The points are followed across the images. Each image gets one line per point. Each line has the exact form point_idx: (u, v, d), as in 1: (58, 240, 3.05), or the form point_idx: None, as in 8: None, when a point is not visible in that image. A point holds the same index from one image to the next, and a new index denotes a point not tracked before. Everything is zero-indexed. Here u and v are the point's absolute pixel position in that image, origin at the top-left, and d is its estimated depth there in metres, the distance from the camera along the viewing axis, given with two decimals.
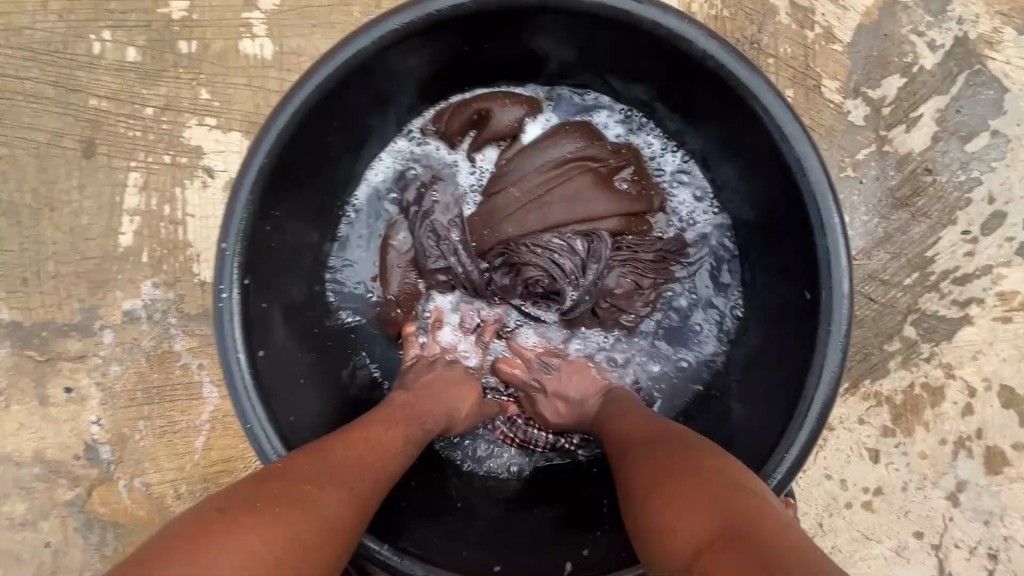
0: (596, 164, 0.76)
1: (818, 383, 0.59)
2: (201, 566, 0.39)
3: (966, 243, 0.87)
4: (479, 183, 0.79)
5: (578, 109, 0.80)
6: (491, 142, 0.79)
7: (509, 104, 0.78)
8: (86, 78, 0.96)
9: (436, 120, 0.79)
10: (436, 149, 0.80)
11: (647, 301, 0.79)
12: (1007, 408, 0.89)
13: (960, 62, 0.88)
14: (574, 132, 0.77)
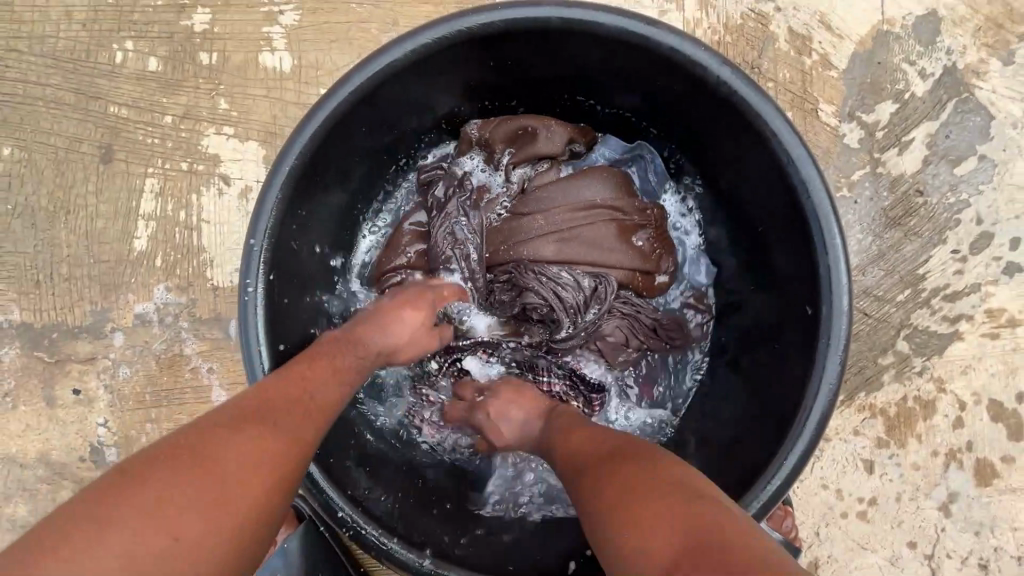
0: (621, 216, 0.79)
1: (821, 394, 0.61)
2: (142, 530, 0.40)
3: (955, 261, 0.91)
4: (509, 193, 0.80)
5: (621, 158, 0.85)
6: (527, 163, 0.81)
7: (557, 131, 0.81)
8: (108, 85, 0.98)
9: (483, 127, 0.81)
10: (474, 158, 0.82)
11: (627, 359, 0.82)
12: (996, 421, 0.92)
13: (949, 90, 0.92)
14: (613, 181, 0.80)
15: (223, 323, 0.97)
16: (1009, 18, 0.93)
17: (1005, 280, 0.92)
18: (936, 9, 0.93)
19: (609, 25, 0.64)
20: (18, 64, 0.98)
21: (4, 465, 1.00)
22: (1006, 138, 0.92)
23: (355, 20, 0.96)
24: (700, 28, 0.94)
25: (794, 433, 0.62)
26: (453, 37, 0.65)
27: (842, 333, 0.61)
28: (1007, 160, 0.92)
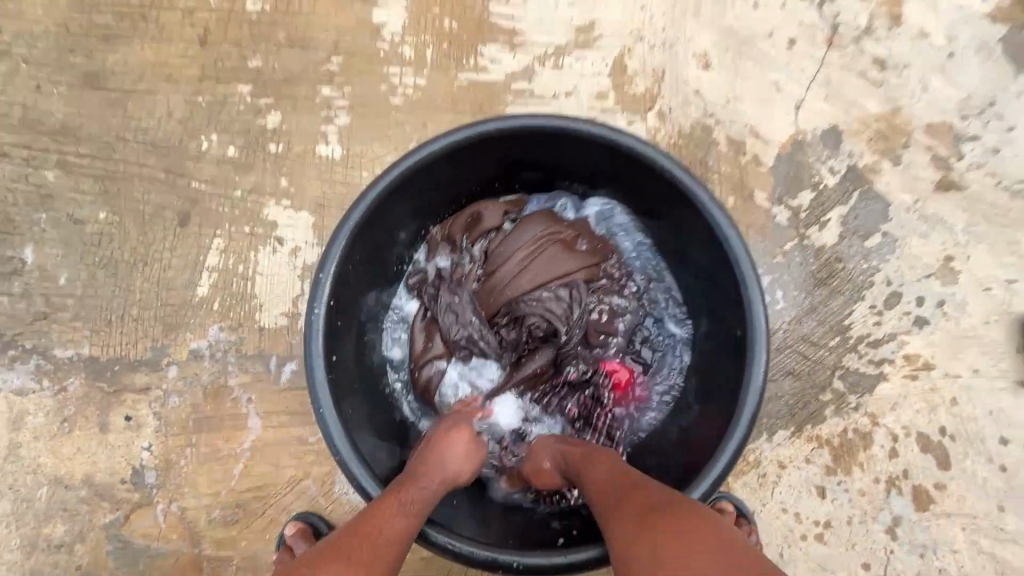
0: (561, 237, 0.99)
1: (750, 399, 0.77)
2: None
3: (874, 315, 1.12)
4: (479, 264, 1.00)
5: (550, 200, 1.06)
6: (483, 237, 1.02)
7: (491, 207, 1.02)
8: (193, 166, 1.23)
9: (441, 229, 1.03)
10: (443, 252, 1.03)
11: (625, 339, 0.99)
12: (926, 452, 1.07)
13: (854, 183, 1.19)
14: (538, 218, 1.00)
15: (264, 358, 1.13)
16: (893, 132, 1.22)
17: (916, 330, 1.12)
18: (837, 125, 1.22)
19: (584, 131, 0.87)
20: (123, 149, 1.24)
21: (50, 486, 1.10)
22: (902, 219, 1.17)
23: (394, 124, 1.24)
24: (658, 135, 1.23)
25: (731, 431, 0.77)
26: (472, 138, 0.88)
27: (763, 355, 0.78)
28: (905, 236, 1.16)
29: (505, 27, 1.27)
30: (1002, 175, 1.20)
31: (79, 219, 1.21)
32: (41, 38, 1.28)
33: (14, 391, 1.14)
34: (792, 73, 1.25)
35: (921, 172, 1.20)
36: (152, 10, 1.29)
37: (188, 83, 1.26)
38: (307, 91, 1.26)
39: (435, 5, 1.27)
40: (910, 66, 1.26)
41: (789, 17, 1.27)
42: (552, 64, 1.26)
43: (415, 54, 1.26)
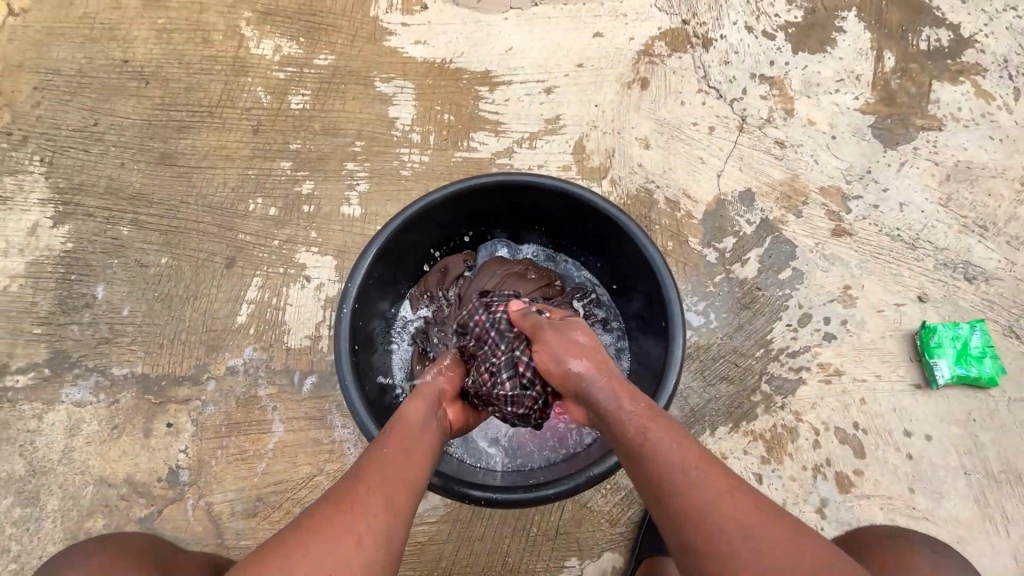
0: (515, 270, 1.28)
1: (671, 372, 1.05)
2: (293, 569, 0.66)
3: (790, 331, 1.38)
4: (456, 303, 1.28)
5: (504, 246, 1.37)
6: (457, 284, 1.31)
7: (459, 261, 1.32)
8: (240, 221, 1.53)
9: (421, 286, 1.31)
10: (425, 302, 1.31)
11: None
12: (844, 443, 1.28)
13: (767, 230, 1.50)
14: (494, 263, 1.30)
15: (289, 373, 1.36)
16: (794, 192, 1.56)
17: (826, 344, 1.37)
18: (750, 188, 1.56)
19: (545, 184, 1.17)
20: (185, 210, 1.55)
21: (95, 485, 1.27)
22: (807, 258, 1.47)
23: (403, 190, 1.58)
24: (611, 197, 1.57)
25: (660, 396, 1.04)
26: (461, 191, 1.17)
27: (680, 341, 1.06)
28: (810, 270, 1.46)
29: (491, 119, 1.65)
30: (882, 224, 1.52)
31: (144, 264, 1.49)
32: (129, 129, 1.65)
33: (73, 403, 1.34)
34: (713, 151, 1.62)
35: (819, 222, 1.52)
36: (218, 108, 1.67)
37: (241, 160, 1.61)
38: (335, 166, 1.60)
39: (437, 104, 1.66)
40: (804, 144, 1.63)
41: (708, 111, 1.66)
42: (527, 145, 1.62)
43: (421, 139, 1.63)
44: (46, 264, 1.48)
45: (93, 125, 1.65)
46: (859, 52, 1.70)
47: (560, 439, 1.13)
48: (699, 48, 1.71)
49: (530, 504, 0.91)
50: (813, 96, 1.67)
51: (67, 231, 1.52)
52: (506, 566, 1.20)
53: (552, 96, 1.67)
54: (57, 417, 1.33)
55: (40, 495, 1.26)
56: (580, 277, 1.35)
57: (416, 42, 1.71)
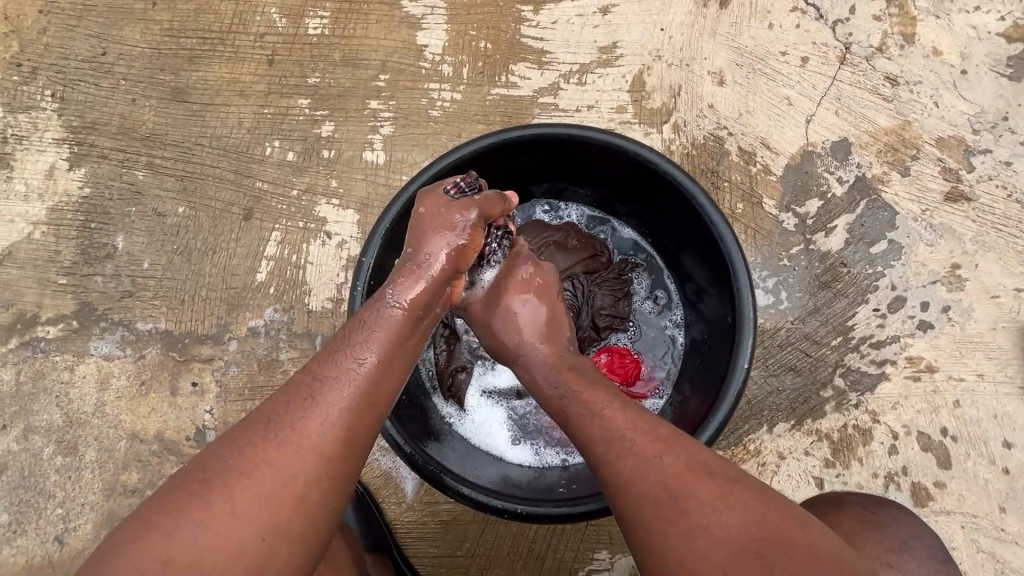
0: (555, 240, 1.11)
1: (736, 378, 0.87)
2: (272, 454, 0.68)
3: (877, 317, 1.17)
4: None
5: (545, 208, 1.19)
6: None
7: None
8: (257, 168, 1.41)
9: None
10: None
11: (625, 317, 1.11)
12: (926, 451, 1.11)
13: (861, 192, 1.25)
14: (531, 229, 1.12)
15: (312, 337, 1.29)
16: (903, 144, 1.27)
17: (919, 334, 1.16)
18: (847, 137, 1.29)
19: (595, 139, 0.97)
20: (200, 153, 1.43)
21: (128, 440, 1.29)
22: (908, 228, 1.22)
23: (431, 134, 1.39)
24: (673, 145, 1.32)
25: (720, 403, 0.87)
26: (496, 145, 1.00)
27: (749, 340, 0.88)
28: (911, 243, 1.21)
29: (534, 47, 1.40)
30: (1012, 188, 1.23)
31: (162, 213, 1.41)
32: (139, 58, 1.50)
33: (102, 356, 1.33)
34: (803, 88, 1.32)
35: (930, 183, 1.25)
36: (229, 35, 1.49)
37: (256, 97, 1.45)
38: (357, 104, 1.42)
39: (473, 28, 1.42)
40: (921, 81, 1.31)
41: (803, 36, 1.35)
42: (576, 80, 1.38)
43: (453, 72, 1.41)
44: (67, 211, 1.42)
45: (101, 55, 1.51)
46: None
47: None
48: None
49: (561, 519, 0.84)
50: (943, 16, 1.32)
51: (84, 175, 1.44)
52: (532, 552, 1.14)
53: (609, 17, 1.39)
54: (88, 370, 1.32)
55: (78, 446, 1.29)
56: (630, 247, 1.16)
57: None
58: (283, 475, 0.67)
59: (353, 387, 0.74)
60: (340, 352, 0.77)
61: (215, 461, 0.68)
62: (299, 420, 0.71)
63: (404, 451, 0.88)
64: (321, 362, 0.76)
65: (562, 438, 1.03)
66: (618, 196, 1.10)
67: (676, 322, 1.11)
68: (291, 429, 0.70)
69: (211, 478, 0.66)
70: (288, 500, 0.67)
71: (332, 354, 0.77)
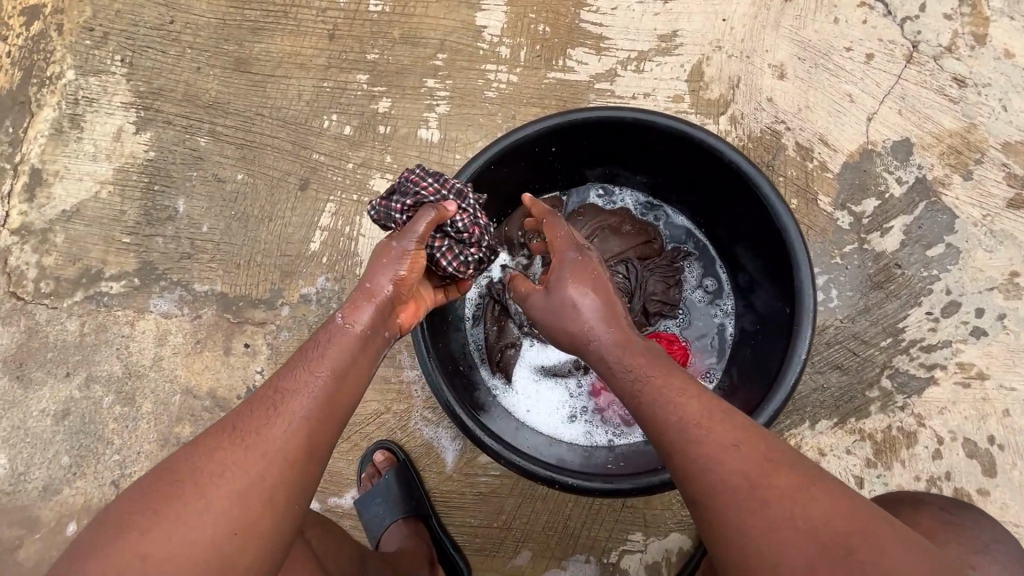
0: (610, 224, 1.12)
1: (792, 369, 0.87)
2: (221, 472, 0.66)
3: (930, 321, 1.16)
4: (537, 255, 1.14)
5: (598, 192, 1.19)
6: None
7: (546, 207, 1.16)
8: (315, 140, 1.44)
9: (499, 228, 1.17)
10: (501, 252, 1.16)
11: (676, 305, 1.11)
12: (971, 458, 1.10)
13: (920, 194, 1.23)
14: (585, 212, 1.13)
15: None
16: (968, 148, 1.25)
17: (972, 340, 1.15)
18: (909, 137, 1.26)
19: (661, 125, 0.98)
20: (260, 122, 1.47)
21: (183, 395, 1.34)
22: (967, 233, 1.20)
23: (486, 115, 1.41)
24: (729, 137, 1.32)
25: (774, 393, 0.88)
26: (561, 126, 1.01)
27: (808, 332, 0.88)
28: (969, 248, 1.19)
29: (593, 32, 1.40)
30: None
31: (221, 179, 1.45)
32: (204, 28, 1.54)
33: (161, 314, 1.39)
34: (866, 86, 1.30)
35: (993, 188, 1.22)
36: (293, 8, 1.52)
37: (316, 70, 1.48)
38: (414, 82, 1.44)
39: (532, 11, 1.42)
40: (991, 83, 1.27)
41: (869, 32, 1.32)
42: (633, 68, 1.38)
43: (510, 54, 1.42)
44: (132, 172, 1.48)
45: (169, 23, 1.55)
46: None
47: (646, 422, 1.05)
48: None
49: (611, 494, 0.85)
50: (1019, 18, 1.29)
51: (149, 139, 1.50)
52: (567, 529, 1.16)
53: (670, 5, 1.39)
54: (148, 326, 1.38)
55: (136, 397, 1.36)
56: (683, 236, 1.16)
57: None
58: (248, 482, 0.66)
59: (312, 395, 0.73)
60: (302, 361, 0.76)
61: (175, 476, 0.66)
62: (254, 436, 0.69)
63: (459, 418, 0.91)
64: (278, 378, 0.75)
65: (609, 420, 1.06)
66: (676, 184, 1.11)
67: (726, 313, 1.11)
68: (258, 435, 0.69)
69: (183, 483, 0.65)
70: (256, 504, 0.65)
71: (294, 363, 0.76)
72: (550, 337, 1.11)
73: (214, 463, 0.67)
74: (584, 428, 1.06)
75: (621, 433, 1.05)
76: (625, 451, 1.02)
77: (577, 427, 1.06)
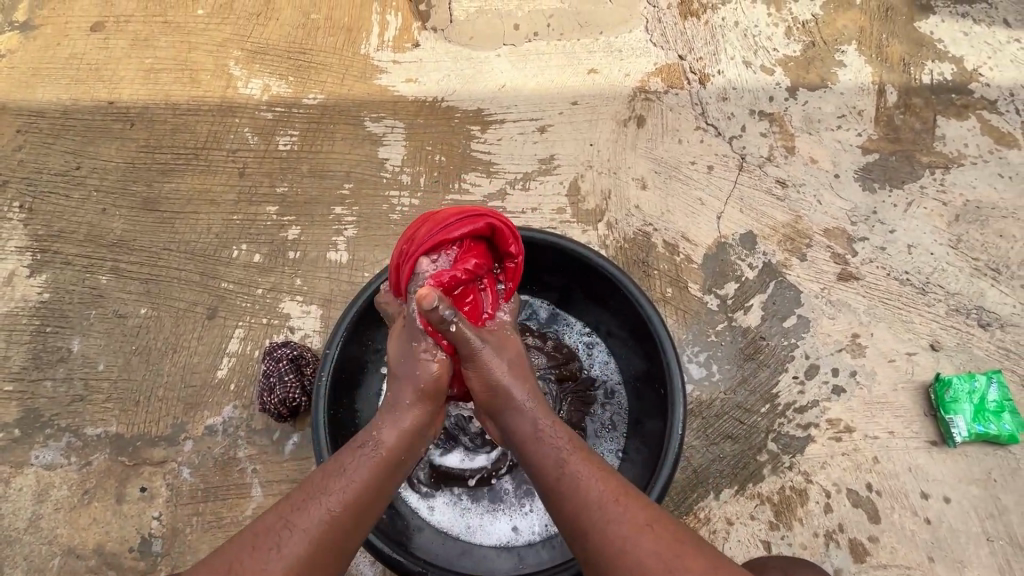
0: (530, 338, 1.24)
1: (673, 442, 0.99)
2: (298, 522, 0.74)
3: (797, 384, 1.32)
4: None
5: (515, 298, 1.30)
6: None
7: None
8: (223, 269, 1.48)
9: None
10: None
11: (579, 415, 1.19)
12: (857, 507, 1.22)
13: (770, 276, 1.44)
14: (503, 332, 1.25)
15: (270, 431, 1.29)
16: (798, 235, 1.50)
17: (835, 398, 1.30)
18: (752, 230, 1.51)
19: (536, 239, 1.13)
20: (168, 257, 1.50)
21: (64, 556, 1.21)
22: (812, 304, 1.41)
23: (392, 236, 1.52)
24: (607, 239, 1.51)
25: (661, 468, 0.99)
26: None
27: (681, 409, 1.01)
28: (816, 317, 1.39)
29: (484, 159, 1.60)
30: (890, 267, 1.46)
31: (122, 314, 1.43)
32: (112, 172, 1.61)
33: (44, 466, 1.28)
34: (712, 191, 1.56)
35: (824, 265, 1.46)
36: (203, 151, 1.63)
37: (226, 204, 1.56)
38: (322, 211, 1.55)
39: (429, 144, 1.62)
40: (806, 183, 1.57)
41: (707, 149, 1.61)
42: (521, 187, 1.57)
43: (411, 180, 1.58)
44: (22, 316, 1.44)
45: (74, 169, 1.61)
46: (860, 89, 1.67)
47: (532, 531, 1.09)
48: (696, 84, 1.67)
49: None
50: (815, 133, 1.62)
51: (44, 281, 1.48)
52: None
53: (546, 134, 1.63)
54: (26, 482, 1.27)
55: (6, 566, 1.21)
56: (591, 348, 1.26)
57: (406, 80, 1.68)
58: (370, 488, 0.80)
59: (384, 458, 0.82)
60: (315, 498, 0.76)
61: (278, 513, 0.75)
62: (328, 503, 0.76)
63: (368, 539, 0.95)
64: (348, 456, 0.82)
65: (496, 526, 1.10)
66: (565, 286, 1.23)
67: (623, 435, 1.20)
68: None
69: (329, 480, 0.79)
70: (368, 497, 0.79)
71: (306, 501, 0.76)
72: (462, 444, 1.17)
73: (287, 521, 0.74)
74: (473, 530, 1.10)
75: (503, 536, 1.09)
76: (509, 551, 1.08)
77: (469, 530, 1.10)
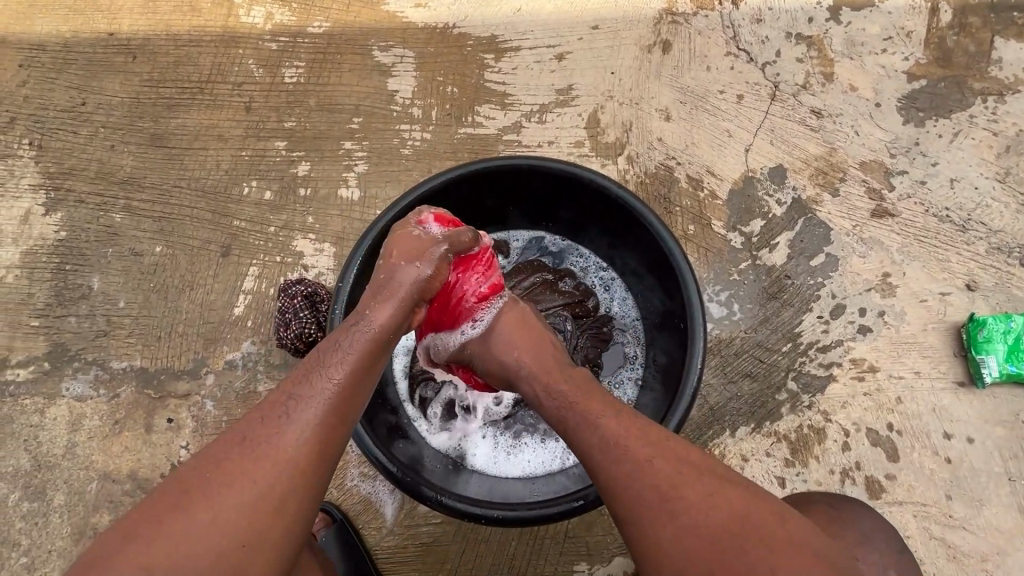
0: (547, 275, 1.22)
1: (691, 376, 0.97)
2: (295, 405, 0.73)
3: (822, 323, 1.28)
4: None
5: (531, 235, 1.27)
6: None
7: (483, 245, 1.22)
8: (235, 207, 1.46)
9: None
10: None
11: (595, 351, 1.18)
12: (876, 446, 1.20)
13: (798, 212, 1.37)
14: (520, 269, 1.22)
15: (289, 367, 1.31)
16: (831, 168, 1.41)
17: (860, 338, 1.27)
18: (783, 163, 1.42)
19: (552, 168, 1.06)
20: (180, 194, 1.48)
21: (100, 481, 1.28)
22: (842, 242, 1.34)
23: (404, 172, 1.48)
24: (628, 174, 1.44)
25: (678, 401, 0.97)
26: (463, 176, 1.07)
27: (700, 344, 0.98)
28: (845, 256, 1.33)
29: (498, 90, 1.52)
30: (929, 203, 1.38)
31: (139, 252, 1.44)
32: (118, 108, 1.57)
33: (75, 397, 1.33)
34: (741, 122, 1.46)
35: (858, 201, 1.38)
36: (208, 84, 1.57)
37: (233, 141, 1.52)
38: (331, 146, 1.50)
39: (440, 75, 1.53)
40: (843, 113, 1.46)
41: (737, 76, 1.50)
42: (537, 119, 1.49)
43: (422, 114, 1.51)
44: (41, 254, 1.45)
45: (80, 105, 1.57)
46: (911, 6, 1.52)
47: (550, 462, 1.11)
48: (729, 3, 1.53)
49: (542, 521, 0.92)
50: (857, 57, 1.50)
51: (59, 219, 1.48)
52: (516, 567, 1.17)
53: (564, 62, 1.53)
54: (59, 412, 1.32)
55: (47, 489, 1.28)
56: (608, 285, 1.24)
57: (414, 5, 1.57)
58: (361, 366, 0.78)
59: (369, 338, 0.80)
60: (312, 373, 0.75)
61: (273, 400, 0.74)
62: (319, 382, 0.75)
63: (387, 467, 0.96)
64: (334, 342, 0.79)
65: (514, 458, 1.12)
66: (583, 220, 1.18)
67: (640, 370, 1.19)
68: (261, 448, 0.69)
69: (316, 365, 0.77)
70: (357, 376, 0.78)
71: (303, 376, 0.75)
72: None
73: (278, 407, 0.73)
74: (492, 461, 1.12)
75: (522, 467, 1.11)
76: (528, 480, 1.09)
77: (489, 462, 1.12)
